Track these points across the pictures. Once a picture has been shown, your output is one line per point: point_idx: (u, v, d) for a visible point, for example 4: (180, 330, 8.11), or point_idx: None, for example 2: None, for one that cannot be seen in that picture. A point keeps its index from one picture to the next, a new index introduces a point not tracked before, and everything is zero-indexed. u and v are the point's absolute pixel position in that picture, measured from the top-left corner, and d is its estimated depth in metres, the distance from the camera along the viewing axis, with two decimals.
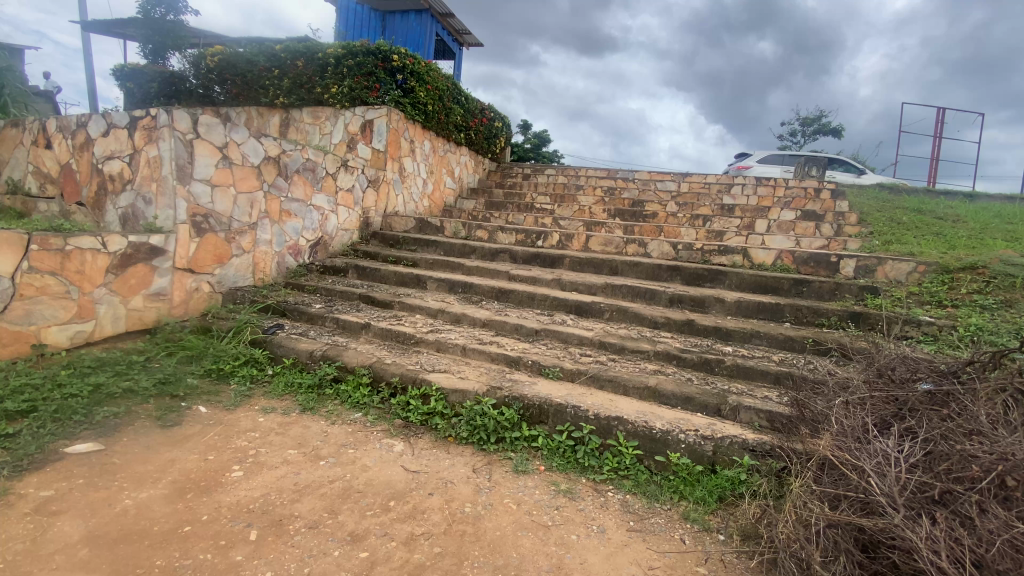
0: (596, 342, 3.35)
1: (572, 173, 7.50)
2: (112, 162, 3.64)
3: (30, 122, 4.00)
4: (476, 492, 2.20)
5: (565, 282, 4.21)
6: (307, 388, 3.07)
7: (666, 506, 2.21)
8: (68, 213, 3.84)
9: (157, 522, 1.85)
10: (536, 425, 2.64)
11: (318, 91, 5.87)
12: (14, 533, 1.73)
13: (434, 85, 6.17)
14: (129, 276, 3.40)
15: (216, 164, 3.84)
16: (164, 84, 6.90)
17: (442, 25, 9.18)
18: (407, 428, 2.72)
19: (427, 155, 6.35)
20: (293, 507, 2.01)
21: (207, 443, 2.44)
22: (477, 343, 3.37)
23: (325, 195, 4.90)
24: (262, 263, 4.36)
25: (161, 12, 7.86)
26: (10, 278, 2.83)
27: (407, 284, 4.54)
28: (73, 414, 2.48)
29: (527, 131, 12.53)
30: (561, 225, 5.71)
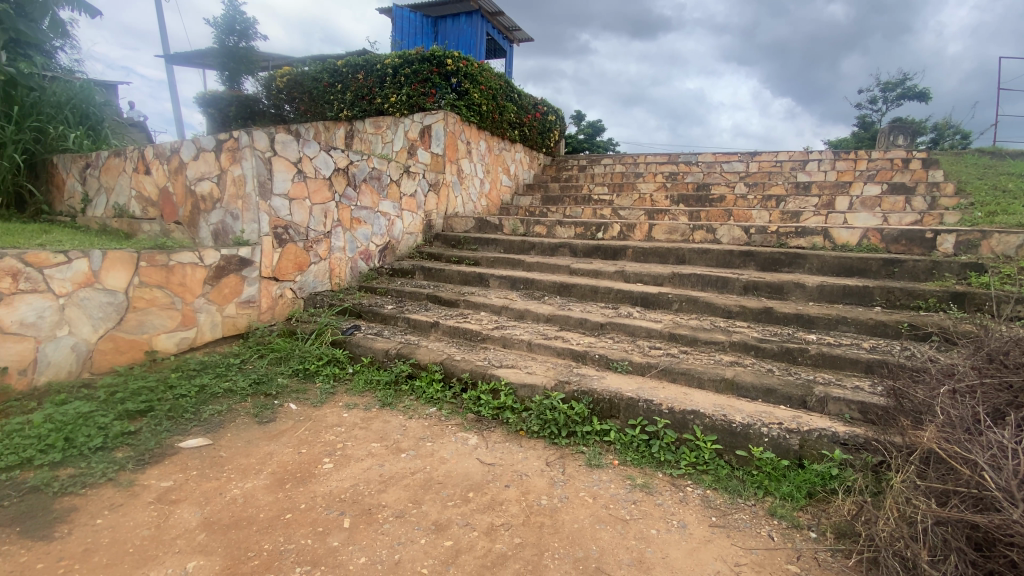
0: (665, 334, 3.26)
1: (630, 160, 7.31)
2: (202, 182, 3.98)
3: (131, 151, 4.45)
4: (551, 485, 2.23)
5: (629, 273, 4.13)
6: (385, 385, 3.23)
7: (750, 502, 2.12)
8: (168, 232, 4.25)
9: (262, 510, 2.02)
10: (607, 419, 2.62)
11: (379, 101, 6.12)
12: (142, 520, 1.95)
13: (488, 85, 6.23)
14: (223, 286, 3.72)
15: (292, 178, 4.11)
16: (241, 108, 7.46)
17: (492, 24, 9.25)
18: (480, 422, 2.80)
19: (483, 155, 6.45)
20: (380, 496, 2.13)
21: (299, 437, 2.63)
22: (543, 338, 3.39)
23: (391, 201, 5.12)
24: (337, 269, 4.63)
25: (233, 40, 8.48)
26: (124, 292, 3.19)
27: (470, 282, 4.64)
28: (184, 412, 2.77)
29: (580, 121, 12.38)
30: (621, 216, 5.60)
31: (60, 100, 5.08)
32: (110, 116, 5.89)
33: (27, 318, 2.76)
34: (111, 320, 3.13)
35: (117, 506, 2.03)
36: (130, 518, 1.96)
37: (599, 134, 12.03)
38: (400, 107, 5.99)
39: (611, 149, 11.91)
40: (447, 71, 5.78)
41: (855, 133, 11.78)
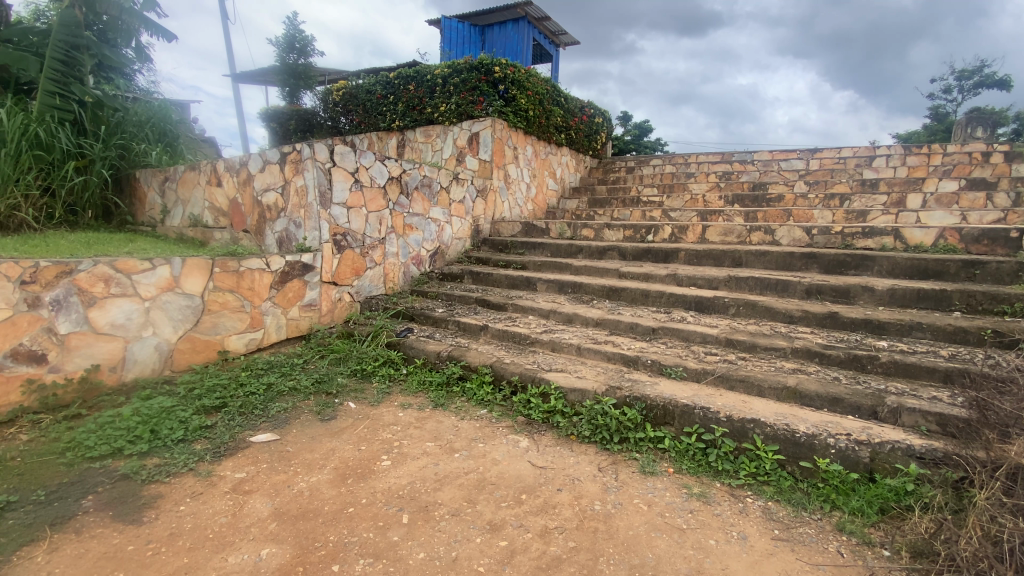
0: (722, 339, 3.17)
1: (680, 160, 7.14)
2: (268, 193, 4.22)
3: (204, 164, 4.78)
4: (604, 491, 2.21)
5: (682, 277, 4.04)
6: (437, 386, 3.32)
7: (816, 516, 2.03)
8: (237, 240, 4.53)
9: (327, 503, 2.13)
10: (661, 426, 2.57)
11: (429, 110, 6.30)
12: (220, 508, 2.10)
13: (535, 90, 6.28)
14: (287, 290, 3.94)
15: (350, 187, 4.31)
16: (301, 121, 7.87)
17: (539, 29, 9.32)
18: (530, 425, 2.82)
19: (530, 160, 6.49)
20: (436, 494, 2.19)
21: (358, 435, 2.74)
22: (592, 342, 3.37)
23: (441, 208, 5.25)
24: (391, 274, 4.80)
25: (293, 57, 8.96)
26: (200, 296, 3.43)
27: (518, 286, 4.67)
28: (254, 409, 2.95)
29: (627, 122, 12.23)
30: (672, 217, 5.48)
31: (142, 119, 5.56)
32: (185, 132, 6.37)
33: (117, 319, 3.04)
34: (188, 322, 3.38)
35: (197, 494, 2.19)
36: (209, 505, 2.11)
37: (647, 134, 11.82)
38: (449, 115, 6.14)
39: (660, 149, 11.67)
40: (495, 79, 5.88)
41: (927, 126, 11.01)
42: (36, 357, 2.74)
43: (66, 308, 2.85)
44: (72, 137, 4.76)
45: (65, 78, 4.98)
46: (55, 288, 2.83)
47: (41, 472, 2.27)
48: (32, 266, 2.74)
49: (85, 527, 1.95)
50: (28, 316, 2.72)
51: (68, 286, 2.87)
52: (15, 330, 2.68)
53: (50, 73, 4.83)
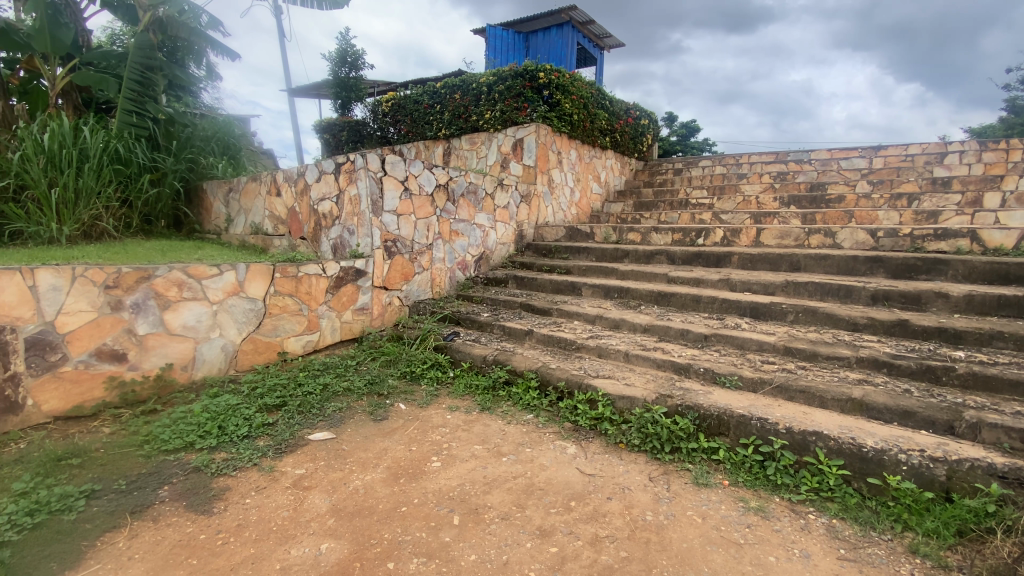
0: (779, 347, 3.04)
1: (731, 161, 6.92)
2: (324, 203, 4.41)
3: (265, 175, 5.04)
4: (656, 501, 2.17)
5: (735, 282, 3.91)
6: (484, 390, 3.36)
7: (886, 537, 1.91)
8: (295, 246, 4.74)
9: (381, 501, 2.20)
10: (715, 436, 2.49)
11: (474, 118, 6.42)
12: (283, 502, 2.20)
13: (579, 94, 6.27)
14: (342, 294, 4.10)
15: (400, 196, 4.44)
16: (352, 132, 8.18)
17: (583, 33, 9.30)
18: (578, 432, 2.79)
19: (574, 164, 6.48)
20: (486, 497, 2.21)
21: (409, 436, 2.81)
22: (641, 348, 3.31)
23: (486, 214, 5.32)
24: (438, 279, 4.90)
25: (345, 71, 9.32)
26: (262, 299, 3.63)
27: (563, 290, 4.66)
28: (312, 408, 3.08)
29: (673, 122, 11.97)
30: (723, 220, 5.32)
31: (208, 134, 6.01)
32: (246, 145, 6.78)
33: (188, 321, 3.26)
34: (252, 324, 3.58)
35: (261, 488, 2.31)
36: (273, 499, 2.23)
37: (694, 134, 11.52)
38: (494, 122, 6.22)
39: (708, 149, 11.35)
40: (540, 84, 5.90)
41: (1004, 119, 10.20)
42: (117, 355, 2.98)
43: (144, 310, 3.08)
44: (147, 152, 5.19)
45: (141, 98, 5.41)
46: (135, 292, 3.06)
47: (122, 462, 2.46)
48: (115, 272, 2.98)
49: (161, 515, 2.10)
50: (112, 318, 2.97)
51: (147, 290, 3.11)
52: (100, 330, 2.92)
53: (128, 93, 5.25)
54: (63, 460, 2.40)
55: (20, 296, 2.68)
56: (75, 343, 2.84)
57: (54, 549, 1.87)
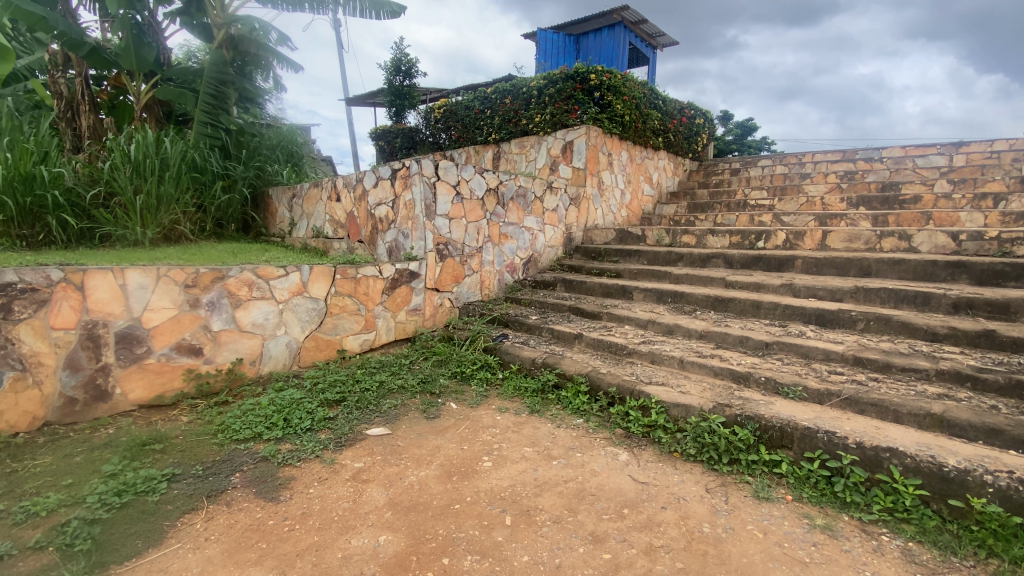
0: (848, 357, 2.87)
1: (793, 160, 6.60)
2: (380, 207, 4.58)
3: (326, 181, 5.27)
4: (713, 513, 2.10)
5: (799, 288, 3.72)
6: (533, 392, 3.37)
7: (968, 564, 1.77)
8: (352, 249, 4.94)
9: (435, 498, 2.25)
10: (777, 449, 2.39)
11: (525, 122, 6.46)
12: (343, 493, 2.30)
13: (631, 94, 6.19)
14: (396, 295, 4.24)
15: (452, 200, 4.54)
16: (406, 138, 8.44)
17: (635, 32, 9.16)
18: (629, 438, 2.75)
19: (625, 165, 6.39)
20: (537, 500, 2.22)
21: (460, 435, 2.87)
22: (697, 355, 3.21)
23: (535, 217, 5.35)
24: (487, 281, 4.96)
25: (399, 79, 9.62)
26: (324, 299, 3.80)
27: (613, 294, 4.60)
28: (369, 404, 3.20)
29: (728, 121, 11.56)
30: (784, 222, 5.10)
31: (274, 143, 6.39)
32: (307, 152, 7.15)
33: (257, 319, 3.48)
34: (314, 323, 3.76)
35: (323, 479, 2.42)
36: (334, 490, 2.33)
37: (751, 133, 11.07)
38: (545, 125, 6.23)
39: (766, 148, 10.88)
40: (591, 86, 5.87)
41: None
42: (194, 350, 3.22)
43: (218, 308, 3.31)
44: (220, 161, 5.60)
45: (215, 110, 5.80)
46: (211, 291, 3.29)
47: (199, 449, 2.64)
48: (194, 272, 3.22)
49: (234, 500, 2.25)
50: (190, 315, 3.20)
51: (221, 290, 3.33)
52: (180, 326, 3.16)
53: (204, 107, 5.65)
54: (148, 445, 2.62)
55: (112, 294, 2.94)
56: (159, 337, 3.09)
57: (140, 527, 2.04)
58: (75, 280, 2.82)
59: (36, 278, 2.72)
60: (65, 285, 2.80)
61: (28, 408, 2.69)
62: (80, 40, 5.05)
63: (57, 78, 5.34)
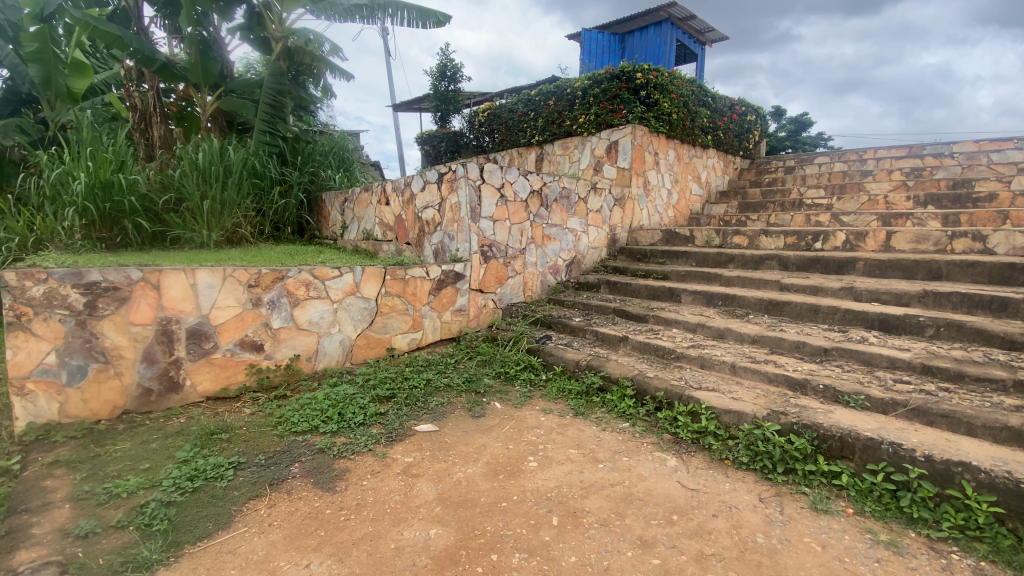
0: (916, 365, 2.70)
1: (853, 157, 6.27)
2: (427, 210, 4.70)
3: (375, 185, 5.44)
4: (767, 523, 2.03)
5: (860, 291, 3.54)
6: (577, 395, 3.36)
7: None
8: (400, 251, 5.08)
9: (483, 495, 2.29)
10: (837, 459, 2.28)
11: (569, 123, 6.46)
12: (395, 486, 2.39)
13: (678, 92, 6.06)
14: (442, 296, 4.33)
15: (496, 202, 4.59)
16: (450, 142, 8.60)
17: (683, 29, 8.97)
18: (678, 444, 2.69)
19: (672, 164, 6.26)
20: (583, 501, 2.22)
21: (506, 434, 2.90)
22: (749, 361, 3.11)
23: (578, 218, 5.33)
24: (530, 283, 4.99)
25: (444, 85, 9.81)
26: (374, 299, 3.94)
27: (660, 296, 4.52)
28: (417, 401, 3.30)
29: (781, 116, 11.10)
30: (844, 222, 4.85)
31: (326, 149, 6.67)
32: (357, 157, 7.41)
33: (313, 317, 3.64)
34: (365, 322, 3.90)
35: (375, 472, 2.51)
36: (386, 483, 2.42)
37: (806, 129, 10.59)
38: (589, 126, 6.20)
39: (822, 145, 10.38)
40: (637, 85, 5.79)
41: None
42: (256, 346, 3.41)
43: (278, 307, 3.49)
44: (277, 167, 5.91)
45: (273, 118, 6.12)
46: (272, 291, 3.47)
47: (262, 439, 2.80)
48: (256, 273, 3.40)
49: (294, 489, 2.37)
50: (253, 313, 3.39)
51: (281, 289, 3.51)
52: (243, 323, 3.36)
53: (264, 116, 5.96)
54: (216, 434, 2.80)
55: (184, 292, 3.16)
56: (224, 333, 3.29)
57: (209, 510, 2.19)
58: (152, 279, 3.05)
59: (118, 278, 2.95)
60: (143, 284, 3.03)
61: (110, 398, 2.95)
62: (152, 56, 5.41)
63: (132, 92, 5.76)
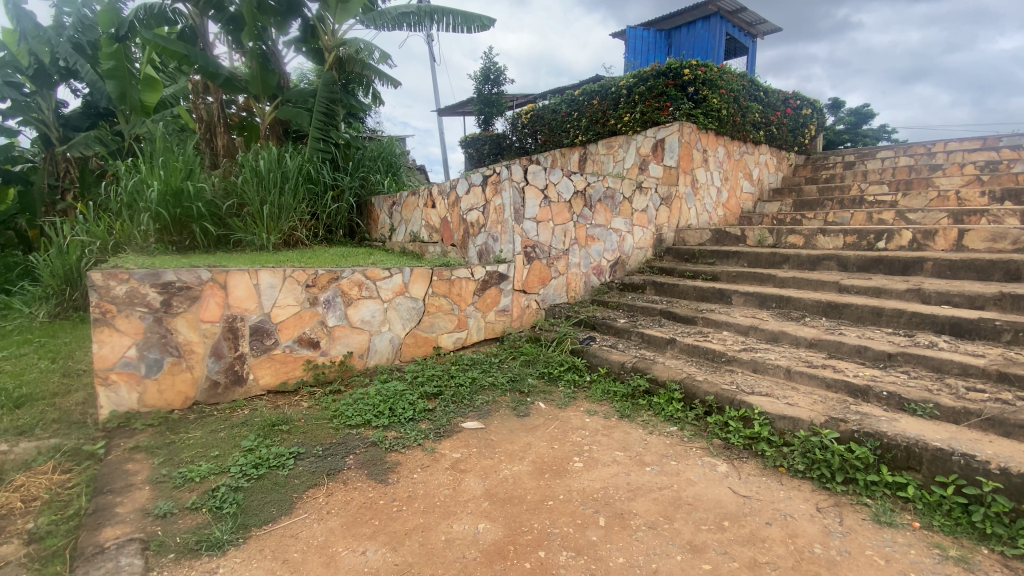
0: (992, 372, 2.52)
1: (921, 150, 5.88)
2: (473, 212, 4.79)
3: (422, 189, 5.59)
4: (825, 534, 1.96)
5: (928, 293, 3.33)
6: (623, 397, 3.33)
7: None
8: (446, 252, 5.18)
9: (529, 493, 2.32)
10: (902, 470, 2.17)
11: (613, 122, 6.40)
12: (444, 480, 2.45)
13: (729, 87, 5.89)
14: (486, 296, 4.40)
15: (540, 204, 4.62)
16: (494, 144, 8.70)
17: (733, 22, 8.69)
18: (728, 450, 2.63)
19: (721, 162, 6.09)
20: (631, 504, 2.21)
21: (550, 434, 2.92)
22: (805, 365, 2.99)
23: (623, 218, 5.27)
24: (573, 283, 4.98)
25: (488, 88, 9.92)
26: (422, 299, 4.05)
27: (709, 298, 4.40)
28: (463, 398, 3.37)
29: (839, 108, 10.55)
30: (910, 220, 4.58)
31: (375, 154, 6.90)
32: (404, 161, 7.62)
33: (365, 316, 3.79)
34: (413, 321, 4.02)
35: (425, 466, 2.59)
36: (436, 477, 2.49)
37: (867, 121, 10.01)
38: (634, 124, 6.12)
39: (885, 137, 9.78)
40: (684, 82, 5.66)
41: None
42: (313, 343, 3.59)
43: (333, 306, 3.66)
44: (330, 173, 6.17)
45: (326, 126, 6.39)
46: (327, 290, 3.63)
47: (319, 431, 2.95)
48: (314, 274, 3.58)
49: (349, 479, 2.49)
50: (310, 312, 3.57)
51: (335, 289, 3.67)
52: (301, 321, 3.54)
53: (317, 123, 6.24)
54: (277, 426, 2.97)
55: (248, 292, 3.37)
56: (285, 330, 3.48)
57: (273, 496, 2.33)
58: (220, 279, 3.27)
59: (190, 278, 3.18)
60: (212, 284, 3.25)
61: (182, 389, 3.19)
62: (216, 71, 5.76)
63: (199, 105, 6.17)
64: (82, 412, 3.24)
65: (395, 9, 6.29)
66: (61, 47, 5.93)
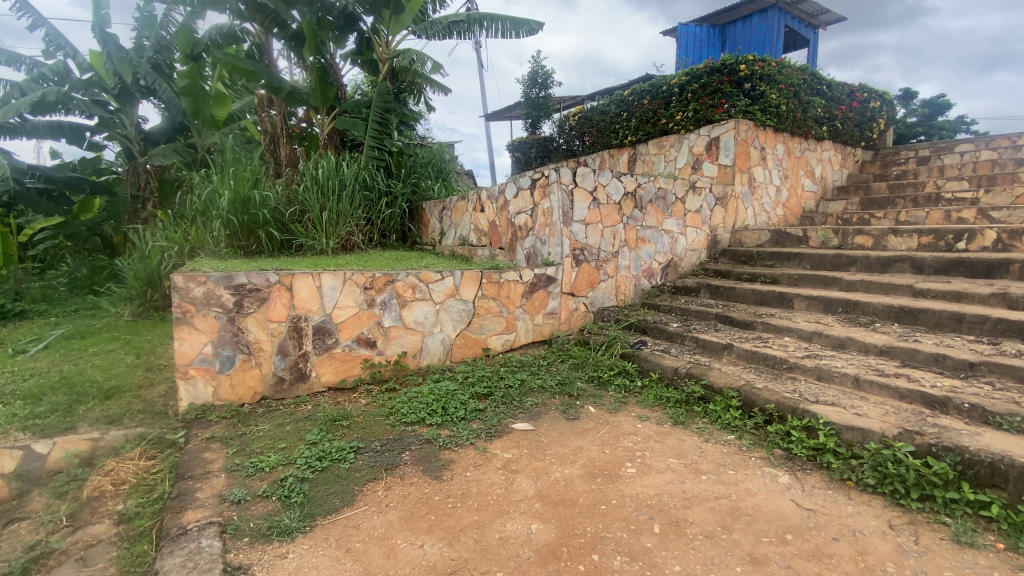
0: None
1: (1008, 142, 5.41)
2: (521, 215, 4.83)
3: (471, 193, 5.69)
4: (899, 553, 1.85)
5: (1016, 298, 3.07)
6: (676, 403, 3.26)
7: None
8: (495, 255, 5.24)
9: (582, 496, 2.33)
10: (986, 488, 2.01)
11: (664, 122, 6.27)
12: (496, 480, 2.50)
13: (788, 81, 5.65)
14: (535, 298, 4.43)
15: (589, 206, 4.60)
16: (541, 148, 8.72)
17: (793, 13, 8.32)
18: (791, 461, 2.52)
19: (781, 159, 5.84)
20: (686, 512, 2.17)
21: (602, 438, 2.91)
22: (875, 374, 2.83)
23: (675, 219, 5.16)
24: (623, 286, 4.93)
25: (536, 91, 9.97)
26: (472, 300, 4.13)
27: (768, 302, 4.22)
28: (513, 399, 3.42)
29: (912, 100, 9.85)
30: (993, 218, 4.23)
31: (427, 160, 7.09)
32: (453, 166, 7.79)
33: (418, 317, 3.91)
34: (463, 322, 4.11)
35: (477, 466, 2.64)
36: (488, 476, 2.54)
37: (943, 112, 9.30)
38: (686, 123, 5.98)
39: (963, 130, 9.05)
40: (740, 77, 5.48)
41: None
42: (370, 342, 3.74)
43: (389, 308, 3.79)
44: (384, 179, 6.40)
45: (380, 134, 6.64)
46: (384, 292, 3.78)
47: (376, 427, 3.07)
48: (371, 276, 3.72)
49: (406, 475, 2.58)
50: (368, 313, 3.72)
51: (391, 291, 3.81)
52: (360, 322, 3.70)
53: (372, 131, 6.50)
54: (337, 421, 3.12)
55: (311, 293, 3.55)
56: (344, 330, 3.65)
57: (336, 488, 2.46)
58: (286, 282, 3.47)
59: (259, 280, 3.40)
60: (279, 286, 3.45)
61: (252, 384, 3.41)
62: (279, 85, 6.09)
63: (264, 118, 6.56)
64: (164, 404, 3.53)
65: (446, 18, 6.46)
66: (142, 67, 6.41)
